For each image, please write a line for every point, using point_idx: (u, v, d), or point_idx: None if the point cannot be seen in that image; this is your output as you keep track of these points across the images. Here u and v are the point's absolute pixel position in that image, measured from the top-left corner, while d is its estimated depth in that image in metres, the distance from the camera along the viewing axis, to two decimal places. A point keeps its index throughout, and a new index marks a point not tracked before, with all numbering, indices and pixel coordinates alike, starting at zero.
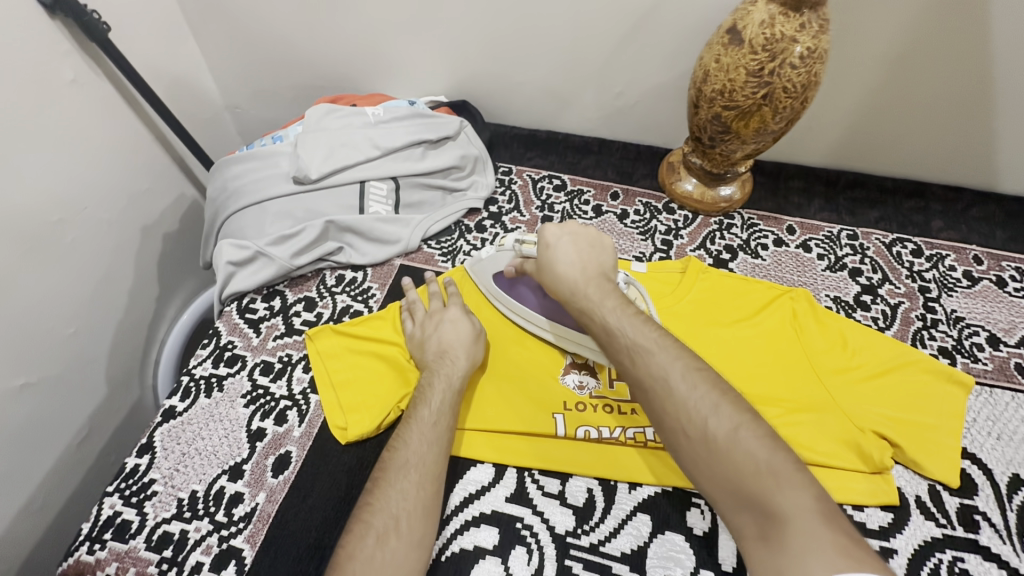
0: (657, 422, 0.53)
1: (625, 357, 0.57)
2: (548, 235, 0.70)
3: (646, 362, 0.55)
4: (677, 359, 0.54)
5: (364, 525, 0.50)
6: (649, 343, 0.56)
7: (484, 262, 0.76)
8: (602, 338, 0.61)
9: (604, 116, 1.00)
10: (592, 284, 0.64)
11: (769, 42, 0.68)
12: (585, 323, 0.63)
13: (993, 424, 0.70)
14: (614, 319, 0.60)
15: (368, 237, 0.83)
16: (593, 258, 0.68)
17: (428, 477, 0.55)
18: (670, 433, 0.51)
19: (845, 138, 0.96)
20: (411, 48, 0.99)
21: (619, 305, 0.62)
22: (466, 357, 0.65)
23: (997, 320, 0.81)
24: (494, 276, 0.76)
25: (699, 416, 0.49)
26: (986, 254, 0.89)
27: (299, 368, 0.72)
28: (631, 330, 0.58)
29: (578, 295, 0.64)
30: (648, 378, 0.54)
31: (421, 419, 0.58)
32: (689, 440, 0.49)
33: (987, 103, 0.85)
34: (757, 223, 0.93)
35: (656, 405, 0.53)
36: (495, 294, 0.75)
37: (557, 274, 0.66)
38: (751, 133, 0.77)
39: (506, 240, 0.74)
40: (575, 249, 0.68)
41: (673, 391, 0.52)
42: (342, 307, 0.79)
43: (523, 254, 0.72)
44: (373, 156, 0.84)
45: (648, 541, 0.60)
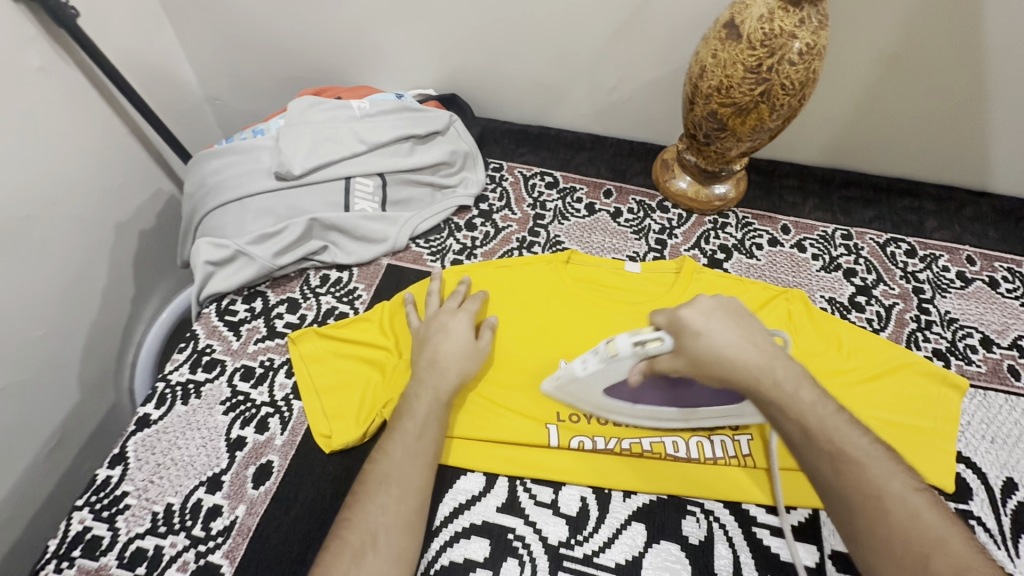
0: (862, 545, 0.45)
1: (825, 463, 0.48)
2: (690, 317, 0.55)
3: (854, 473, 0.46)
4: (894, 475, 0.46)
5: (340, 541, 0.48)
6: (858, 450, 0.48)
7: (586, 378, 0.59)
8: (797, 439, 0.50)
9: (597, 111, 0.98)
10: (778, 369, 0.53)
11: (767, 38, 0.66)
12: (774, 419, 0.52)
13: (987, 427, 0.70)
14: (814, 417, 0.50)
15: (354, 235, 0.80)
16: (753, 330, 0.56)
17: (410, 490, 0.53)
18: (877, 559, 0.43)
19: (841, 136, 0.94)
20: (398, 38, 0.95)
21: (819, 400, 0.51)
22: (457, 371, 0.61)
23: (991, 321, 0.81)
24: (606, 390, 0.61)
25: (921, 547, 0.42)
26: (979, 255, 0.89)
27: (282, 373, 0.69)
28: (835, 430, 0.49)
29: (765, 384, 0.52)
30: (859, 495, 0.45)
31: (405, 432, 0.56)
32: (906, 571, 0.41)
33: (984, 102, 0.84)
34: (752, 222, 0.91)
35: (857, 524, 0.45)
36: (606, 406, 0.62)
37: (728, 360, 0.53)
38: (748, 130, 0.75)
39: (618, 348, 0.56)
40: (733, 329, 0.55)
41: (889, 512, 0.44)
42: (327, 308, 0.76)
43: (653, 358, 0.56)
44: (359, 152, 0.81)
45: (643, 551, 0.59)
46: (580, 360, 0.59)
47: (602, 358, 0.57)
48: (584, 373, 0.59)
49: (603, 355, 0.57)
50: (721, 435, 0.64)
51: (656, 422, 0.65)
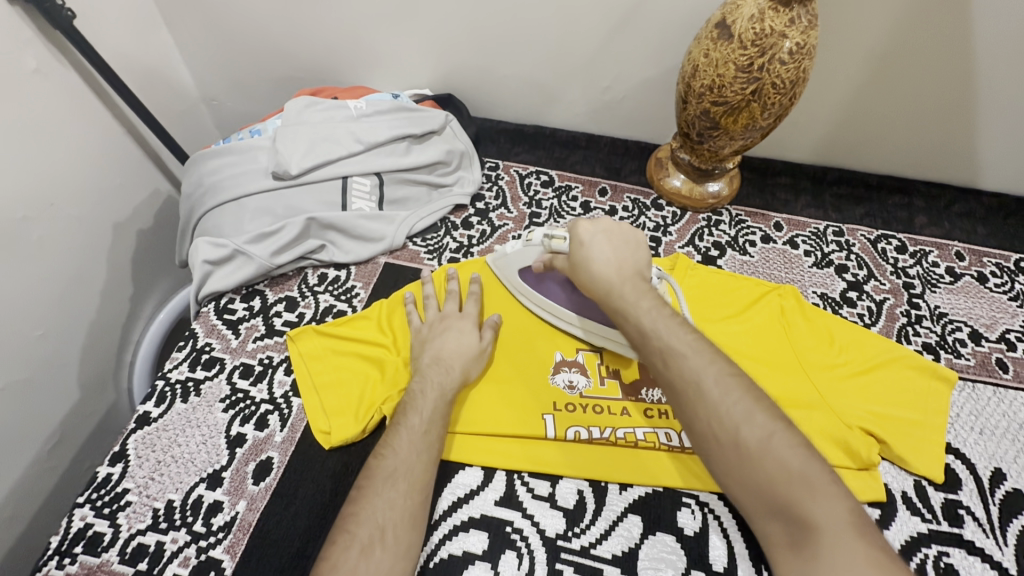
0: (690, 429, 0.51)
1: (657, 359, 0.55)
2: (581, 232, 0.66)
3: (679, 366, 0.53)
4: (712, 363, 0.52)
5: (347, 536, 0.48)
6: (683, 345, 0.54)
7: (510, 256, 0.74)
8: (636, 340, 0.58)
9: (592, 111, 0.99)
10: (628, 282, 0.61)
11: (758, 37, 0.67)
12: (619, 323, 0.60)
13: (975, 418, 0.71)
14: (648, 321, 0.57)
15: (351, 234, 0.80)
16: (628, 253, 0.65)
17: (416, 487, 0.53)
18: (698, 436, 0.50)
19: (833, 133, 0.96)
20: (394, 39, 0.96)
21: (656, 306, 0.59)
22: (460, 370, 0.64)
23: (979, 315, 0.82)
24: (521, 271, 0.74)
25: (729, 422, 0.48)
26: (968, 250, 0.90)
27: (281, 370, 0.69)
28: (664, 333, 0.55)
29: (613, 294, 0.61)
30: (683, 383, 0.51)
31: (410, 428, 0.56)
32: (719, 443, 0.48)
33: (971, 100, 0.85)
34: (745, 219, 0.93)
35: (684, 411, 0.51)
36: (519, 288, 0.74)
37: (592, 272, 0.64)
38: (739, 129, 0.76)
39: (534, 235, 0.71)
40: (610, 248, 0.65)
41: (707, 399, 0.50)
42: (325, 306, 0.76)
43: (553, 250, 0.70)
44: (356, 151, 0.82)
45: (639, 542, 0.59)
46: (513, 243, 0.75)
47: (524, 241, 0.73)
48: (511, 250, 0.74)
49: (525, 239, 0.73)
50: None
51: (650, 414, 0.67)
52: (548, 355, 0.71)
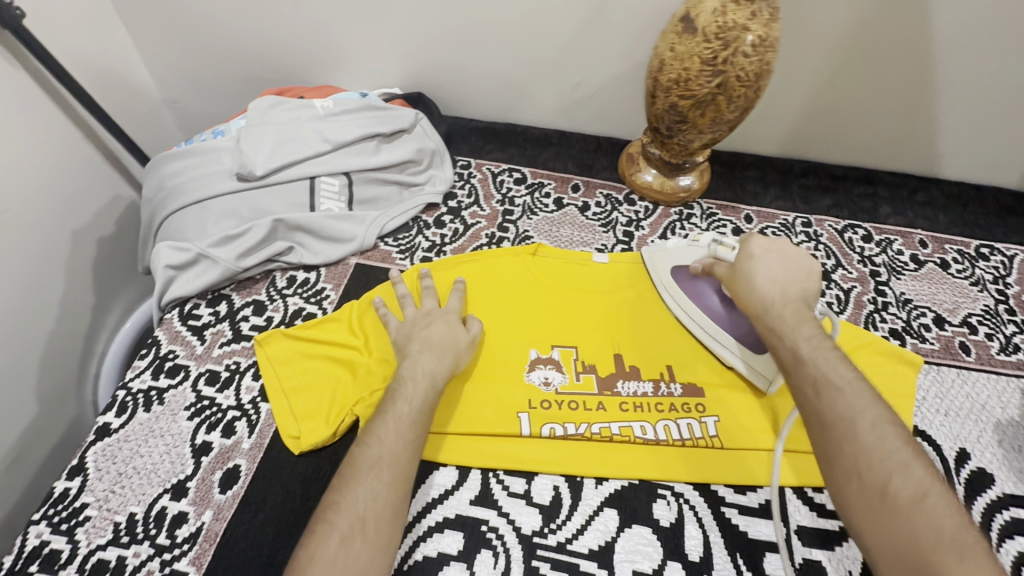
0: (826, 461, 0.49)
1: (807, 388, 0.53)
2: (756, 245, 0.66)
3: (834, 399, 0.51)
4: (872, 407, 0.49)
5: (327, 524, 0.46)
6: (842, 380, 0.52)
7: (671, 251, 0.78)
8: (788, 363, 0.56)
9: (562, 107, 0.99)
10: (790, 307, 0.60)
11: (722, 31, 0.68)
12: (772, 342, 0.59)
13: (941, 401, 0.73)
14: (806, 348, 0.56)
15: (320, 236, 0.79)
16: (796, 279, 0.63)
17: (401, 478, 0.51)
18: (837, 475, 0.48)
19: (799, 126, 0.97)
20: (361, 38, 0.95)
21: (818, 337, 0.57)
22: (452, 359, 0.62)
23: (943, 300, 0.84)
24: (675, 269, 0.75)
25: (879, 470, 0.46)
26: (930, 238, 0.92)
27: (248, 376, 0.68)
28: (825, 364, 0.53)
29: (773, 313, 0.60)
30: (833, 417, 0.50)
31: (398, 416, 0.55)
32: (861, 488, 0.46)
33: (928, 91, 0.88)
34: (716, 212, 0.94)
35: (828, 443, 0.49)
36: (669, 284, 0.75)
37: (754, 288, 0.63)
38: (707, 122, 0.77)
39: (702, 239, 0.76)
40: (781, 266, 0.64)
41: (857, 438, 0.48)
42: (294, 309, 0.75)
43: (718, 257, 0.71)
44: (323, 151, 0.80)
45: (615, 536, 0.59)
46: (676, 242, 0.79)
47: (690, 244, 0.77)
48: (672, 247, 0.78)
49: (692, 241, 0.77)
50: (688, 418, 0.66)
51: (626, 407, 0.67)
52: (522, 352, 0.70)
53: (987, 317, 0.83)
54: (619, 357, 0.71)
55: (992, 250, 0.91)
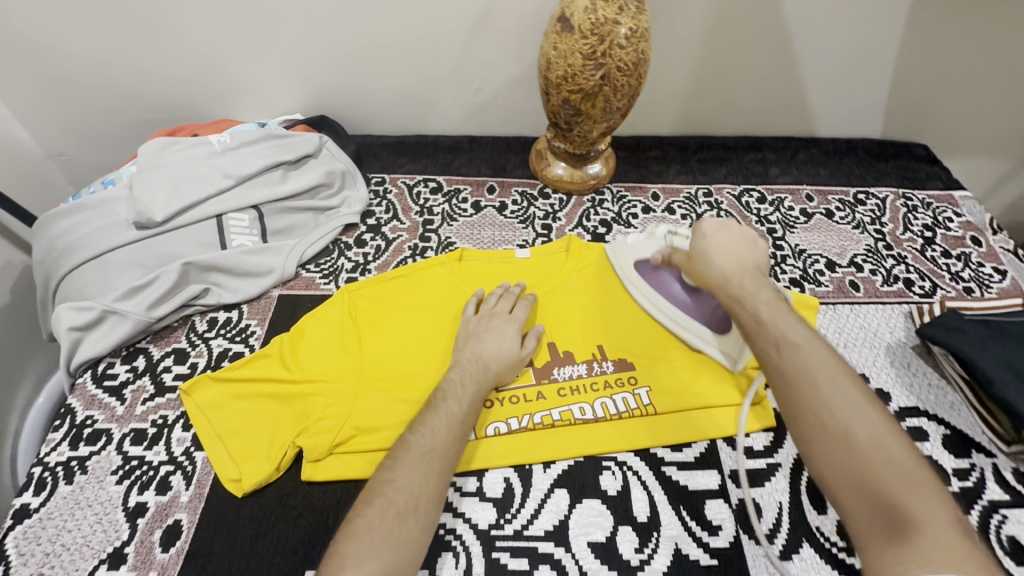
0: (790, 412, 0.50)
1: (768, 347, 0.54)
2: (706, 227, 0.69)
3: (793, 354, 0.52)
4: (828, 357, 0.51)
5: (387, 500, 0.51)
6: (798, 335, 0.53)
7: (631, 248, 0.82)
8: (750, 327, 0.57)
9: (468, 113, 1.02)
10: (747, 278, 0.62)
11: (596, 26, 0.73)
12: (733, 310, 0.60)
13: (840, 335, 0.81)
14: (765, 311, 0.57)
15: (235, 272, 0.77)
16: (748, 253, 0.66)
17: (447, 463, 0.57)
18: (801, 426, 0.49)
19: (688, 104, 1.05)
20: (253, 66, 0.94)
21: (773, 300, 0.59)
22: (497, 372, 0.67)
23: (831, 246, 0.93)
24: (637, 264, 0.80)
25: (843, 417, 0.47)
26: (815, 191, 1.02)
27: (178, 428, 0.65)
28: (781, 322, 0.55)
29: (732, 283, 0.62)
30: (795, 371, 0.51)
31: (449, 414, 0.61)
32: (824, 435, 0.47)
33: (790, 57, 0.99)
34: (626, 195, 0.99)
35: (788, 392, 0.50)
36: (632, 277, 0.79)
37: (710, 262, 0.65)
38: (599, 112, 0.82)
39: (658, 231, 0.81)
40: (733, 244, 0.67)
41: (819, 387, 0.49)
42: (219, 351, 0.73)
43: (674, 247, 0.77)
44: (227, 186, 0.79)
45: (568, 513, 0.62)
46: (633, 237, 0.83)
47: (648, 237, 0.82)
48: (632, 242, 0.83)
49: (648, 234, 0.82)
50: (624, 392, 0.70)
51: (564, 392, 0.70)
52: None
53: (870, 255, 0.92)
54: (552, 345, 0.74)
55: (868, 195, 1.02)
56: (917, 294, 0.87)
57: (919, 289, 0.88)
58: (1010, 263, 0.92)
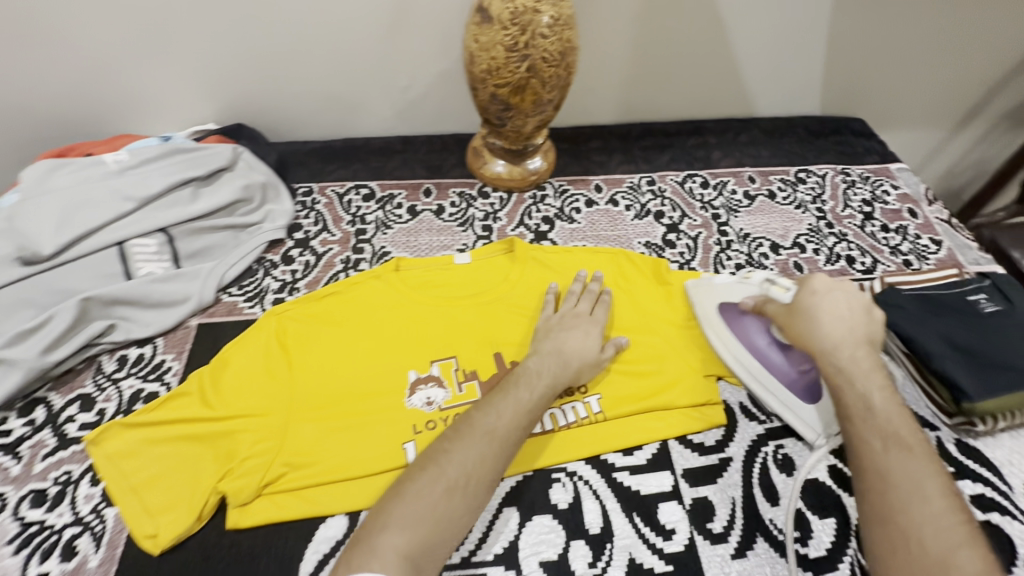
0: (882, 511, 0.50)
1: (875, 442, 0.53)
2: (816, 284, 0.66)
3: (901, 460, 0.51)
4: (936, 475, 0.50)
5: (437, 472, 0.52)
6: (910, 442, 0.52)
7: (718, 287, 0.75)
8: (856, 412, 0.56)
9: (398, 113, 0.96)
10: (859, 349, 0.59)
11: (515, 16, 0.69)
12: (835, 384, 0.58)
13: None
14: (877, 398, 0.56)
15: (146, 304, 0.71)
16: (862, 321, 0.62)
17: (510, 446, 0.56)
18: (891, 531, 0.49)
19: (627, 91, 1.03)
20: (154, 73, 0.86)
21: (884, 389, 0.57)
22: (576, 370, 0.65)
23: (775, 228, 0.93)
24: (722, 305, 0.73)
25: (943, 539, 0.46)
26: (757, 173, 1.01)
27: (85, 483, 0.59)
28: (895, 422, 0.54)
29: (842, 353, 0.59)
30: (900, 476, 0.50)
31: (518, 402, 0.59)
32: (919, 555, 0.46)
33: (724, 38, 0.97)
34: (568, 188, 0.96)
35: (886, 492, 0.50)
36: (713, 321, 0.72)
37: (819, 325, 0.62)
38: (530, 106, 0.78)
39: (755, 277, 0.75)
40: (847, 307, 0.63)
41: (924, 503, 0.48)
42: (131, 393, 0.66)
43: (770, 296, 0.71)
44: (128, 210, 0.72)
45: (518, 533, 0.60)
46: (722, 277, 0.76)
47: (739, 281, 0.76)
48: (720, 282, 0.75)
49: (739, 278, 0.76)
50: (573, 401, 0.68)
51: None
52: (401, 377, 0.68)
53: (812, 234, 0.92)
54: (497, 356, 0.71)
55: (808, 173, 1.02)
56: (859, 271, 0.87)
57: (860, 265, 0.88)
58: (946, 233, 0.93)
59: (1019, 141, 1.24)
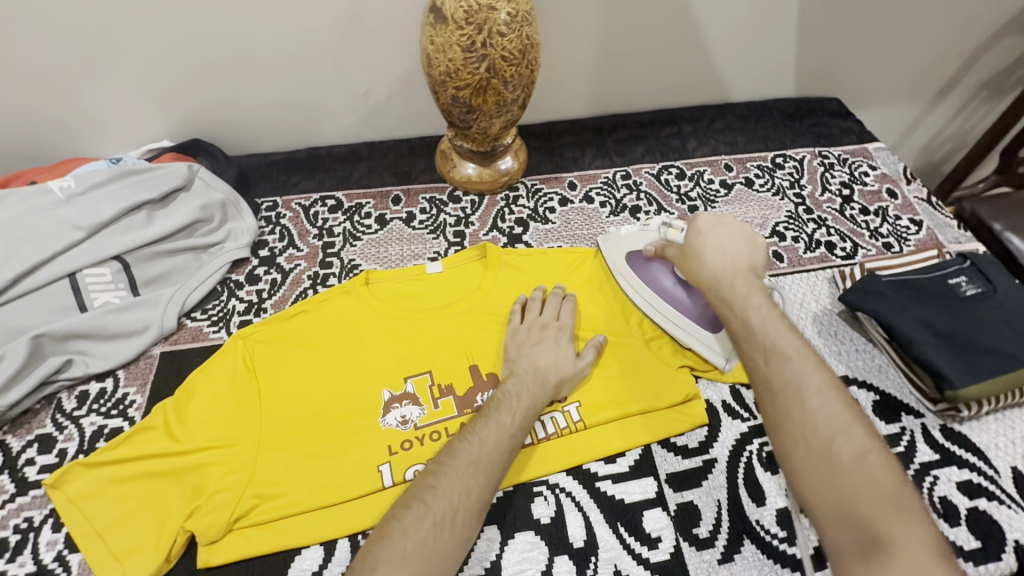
0: (772, 424, 0.49)
1: (757, 357, 0.53)
2: (702, 221, 0.69)
3: (782, 367, 0.51)
4: (816, 372, 0.50)
5: (424, 507, 0.50)
6: (789, 346, 0.52)
7: (624, 237, 0.78)
8: (740, 335, 0.56)
9: (362, 119, 0.93)
10: (738, 276, 0.61)
11: (470, 15, 0.66)
12: (722, 314, 0.59)
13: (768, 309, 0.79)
14: (755, 317, 0.56)
15: (104, 336, 0.68)
16: (745, 252, 0.65)
17: (495, 474, 0.55)
18: (784, 442, 0.48)
19: (597, 83, 1.00)
20: (102, 92, 0.82)
21: (764, 304, 0.57)
22: (555, 385, 0.64)
23: (753, 217, 0.91)
24: (629, 255, 0.76)
25: (824, 432, 0.47)
26: (734, 160, 0.99)
27: (47, 529, 0.58)
28: (773, 333, 0.54)
29: (723, 284, 0.61)
30: (783, 383, 0.50)
31: (500, 426, 0.58)
32: (807, 452, 0.46)
33: (693, 24, 0.94)
34: (541, 187, 0.93)
35: (771, 404, 0.50)
36: (623, 270, 0.75)
37: (705, 262, 0.64)
38: (493, 107, 0.75)
39: (653, 222, 0.77)
40: (727, 240, 0.65)
41: (807, 403, 0.48)
42: (93, 431, 0.64)
43: (668, 239, 0.73)
44: (77, 239, 0.69)
45: (501, 552, 0.58)
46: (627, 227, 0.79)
47: (642, 227, 0.78)
48: (626, 234, 0.78)
49: (642, 225, 0.78)
50: (554, 411, 0.66)
51: None
52: (375, 396, 0.66)
53: (791, 221, 0.91)
54: (474, 368, 0.69)
55: (785, 158, 1.00)
56: (839, 257, 0.86)
57: (840, 251, 0.87)
58: (926, 212, 0.92)
59: (998, 110, 1.22)
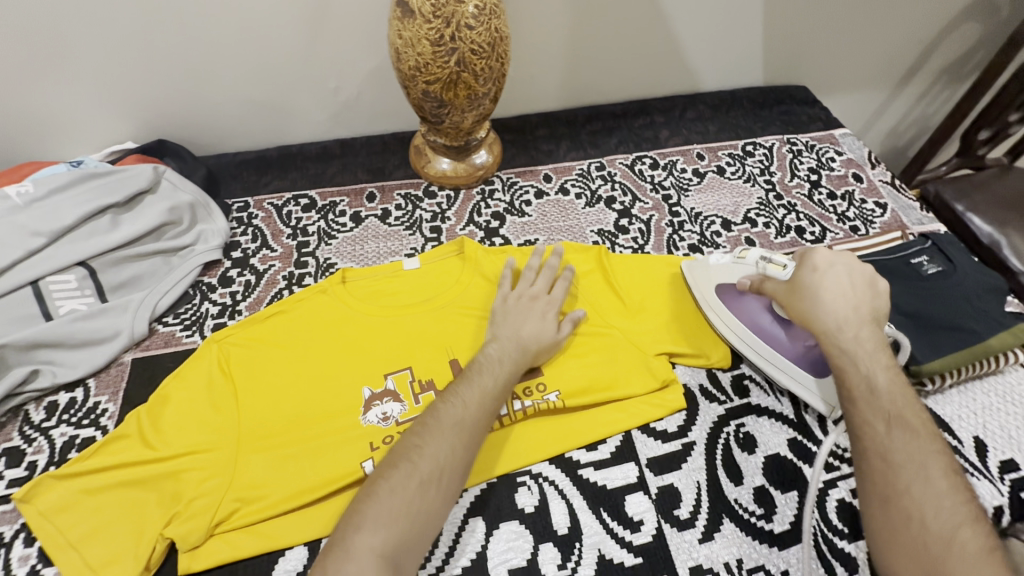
0: (886, 494, 0.49)
1: (878, 423, 0.52)
2: (818, 260, 0.64)
3: (906, 441, 0.50)
4: (939, 454, 0.50)
5: (413, 465, 0.51)
6: (915, 421, 0.51)
7: (714, 268, 0.74)
8: (860, 394, 0.54)
9: (332, 115, 0.92)
10: (862, 327, 0.58)
11: (437, 8, 0.66)
12: (837, 364, 0.57)
13: None
14: (880, 379, 0.54)
15: (72, 345, 0.66)
16: (865, 297, 0.61)
17: (478, 434, 0.56)
18: (896, 516, 0.48)
19: (569, 75, 1.00)
20: (58, 93, 0.80)
21: (887, 368, 0.55)
22: (536, 355, 0.65)
23: (725, 205, 0.93)
24: (720, 286, 0.73)
25: (946, 518, 0.46)
26: (705, 149, 1.01)
27: (19, 544, 0.56)
28: (899, 403, 0.53)
29: (845, 331, 0.58)
30: (906, 457, 0.50)
31: (482, 388, 0.58)
32: (921, 533, 0.46)
33: (662, 16, 0.95)
34: (516, 180, 0.93)
35: (888, 471, 0.50)
36: (712, 302, 0.72)
37: (820, 302, 0.61)
38: (464, 101, 0.75)
39: (749, 254, 0.71)
40: (849, 282, 0.62)
41: (928, 483, 0.48)
42: (64, 441, 0.62)
43: (767, 275, 0.68)
44: (39, 246, 0.67)
45: (486, 543, 0.59)
46: (717, 256, 0.75)
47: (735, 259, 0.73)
48: (716, 262, 0.74)
49: (737, 255, 0.73)
50: (535, 399, 0.66)
51: None
52: (355, 394, 0.66)
53: (762, 207, 0.93)
54: (455, 361, 0.69)
55: (755, 145, 1.02)
56: (809, 241, 0.88)
57: (810, 235, 0.89)
58: (890, 194, 0.95)
59: (957, 95, 1.26)
